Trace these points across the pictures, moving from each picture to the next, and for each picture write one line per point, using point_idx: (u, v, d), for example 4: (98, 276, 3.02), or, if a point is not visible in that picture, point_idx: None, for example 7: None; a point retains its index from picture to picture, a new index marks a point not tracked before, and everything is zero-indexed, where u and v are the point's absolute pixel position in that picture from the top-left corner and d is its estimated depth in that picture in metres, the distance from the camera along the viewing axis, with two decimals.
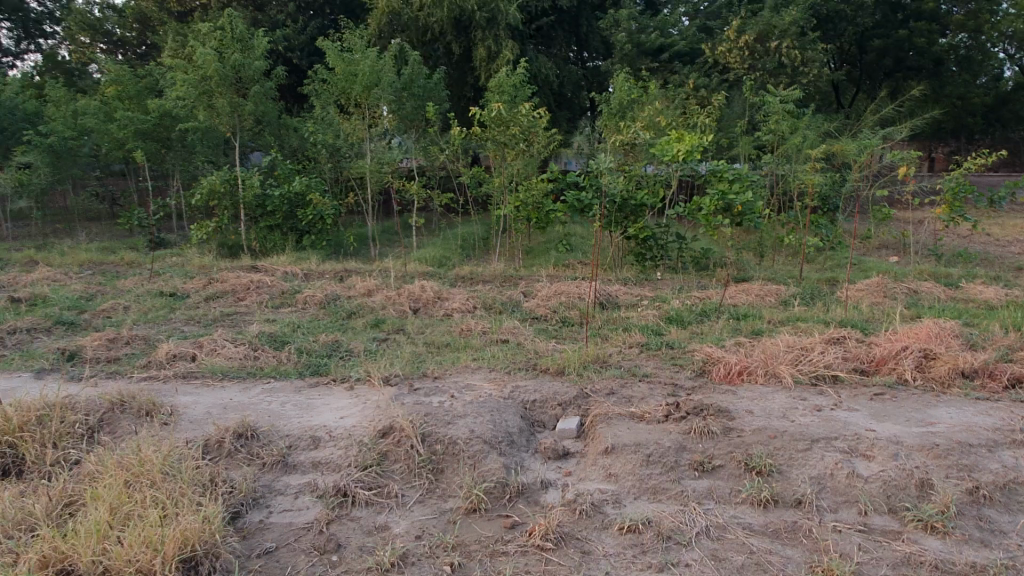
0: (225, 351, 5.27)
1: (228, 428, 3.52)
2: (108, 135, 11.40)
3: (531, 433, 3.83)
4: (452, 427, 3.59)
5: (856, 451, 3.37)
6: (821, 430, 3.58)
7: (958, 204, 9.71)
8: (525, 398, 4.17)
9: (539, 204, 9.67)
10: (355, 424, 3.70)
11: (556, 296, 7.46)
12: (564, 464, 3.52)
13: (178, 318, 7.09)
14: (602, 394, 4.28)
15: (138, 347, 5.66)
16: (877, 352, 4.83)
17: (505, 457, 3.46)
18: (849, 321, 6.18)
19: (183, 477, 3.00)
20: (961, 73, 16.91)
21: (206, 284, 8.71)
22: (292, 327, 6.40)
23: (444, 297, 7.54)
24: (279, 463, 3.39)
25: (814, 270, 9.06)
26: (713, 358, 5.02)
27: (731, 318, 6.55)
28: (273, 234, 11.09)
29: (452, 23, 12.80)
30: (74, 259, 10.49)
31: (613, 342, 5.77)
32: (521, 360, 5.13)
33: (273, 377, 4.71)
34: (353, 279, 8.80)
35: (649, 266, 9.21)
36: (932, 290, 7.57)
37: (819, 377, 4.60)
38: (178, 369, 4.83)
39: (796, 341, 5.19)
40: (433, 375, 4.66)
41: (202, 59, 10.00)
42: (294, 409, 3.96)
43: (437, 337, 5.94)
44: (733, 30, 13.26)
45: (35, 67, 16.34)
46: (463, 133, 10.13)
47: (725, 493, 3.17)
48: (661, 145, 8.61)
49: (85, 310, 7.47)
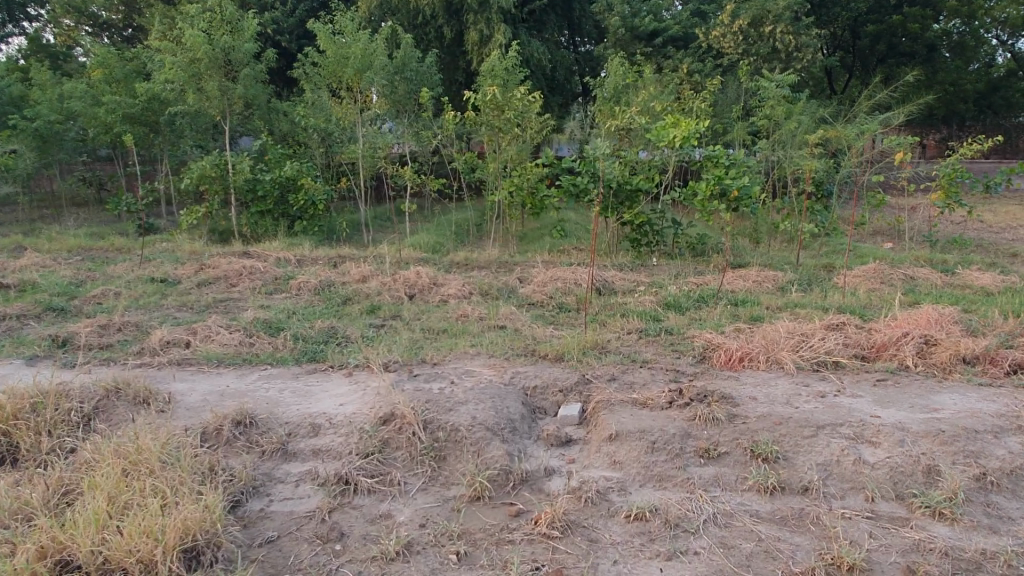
0: (219, 338, 5.20)
1: (226, 416, 3.46)
2: (96, 119, 11.25)
3: (532, 420, 3.79)
4: (453, 413, 3.54)
5: (862, 438, 3.34)
6: (826, 416, 3.56)
7: (954, 191, 9.70)
8: (526, 384, 4.13)
9: (534, 189, 9.60)
10: (355, 411, 3.65)
11: (552, 282, 7.41)
12: (568, 451, 3.49)
13: (170, 304, 7.01)
14: (603, 380, 4.24)
15: (130, 334, 5.59)
16: (878, 338, 4.81)
17: (507, 444, 3.42)
18: (848, 307, 6.17)
19: (182, 465, 2.95)
20: (954, 59, 17.01)
21: (197, 270, 8.61)
22: (287, 313, 6.35)
23: (440, 283, 7.48)
24: (279, 450, 3.34)
25: (810, 256, 9.05)
26: (713, 344, 5.00)
27: (729, 304, 6.54)
28: (265, 220, 11.00)
29: (444, 7, 12.72)
30: (62, 245, 10.36)
31: (611, 328, 5.75)
32: (520, 346, 5.09)
33: (269, 364, 4.65)
34: (347, 264, 8.72)
35: (645, 251, 9.17)
36: (929, 277, 7.56)
37: (820, 363, 4.58)
38: (172, 356, 4.77)
39: (796, 327, 5.17)
40: (432, 361, 4.61)
41: (190, 42, 9.88)
42: (292, 396, 3.90)
43: (434, 323, 5.90)
44: (727, 15, 13.20)
45: (21, 50, 16.07)
46: (457, 117, 10.05)
47: (732, 480, 3.15)
48: (658, 130, 8.54)
49: (75, 296, 7.38)
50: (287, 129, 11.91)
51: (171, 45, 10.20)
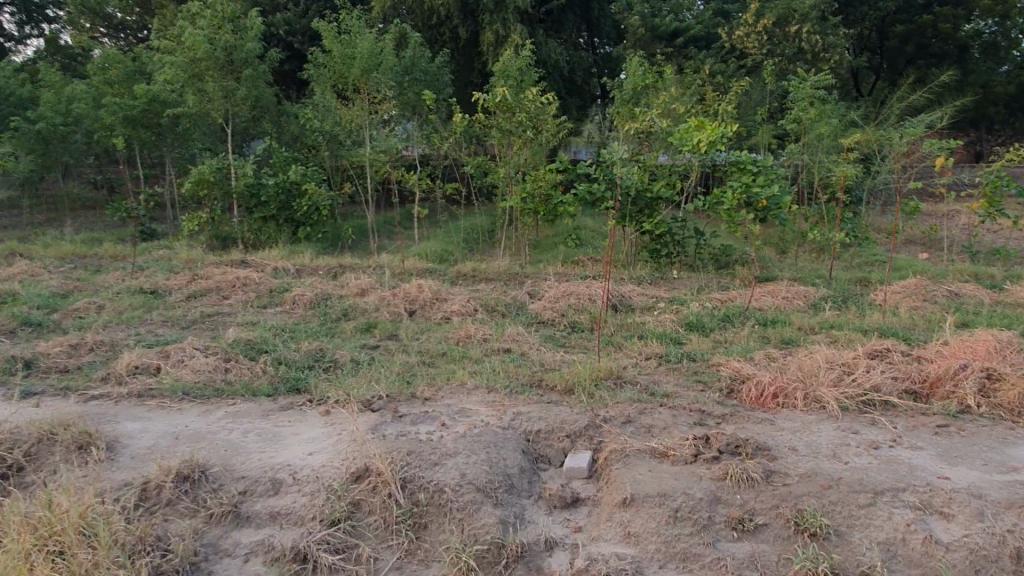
0: (192, 362, 4.68)
1: (169, 469, 2.94)
2: (98, 122, 10.84)
3: (534, 473, 3.24)
4: (438, 469, 3.00)
5: (931, 508, 2.77)
6: (885, 476, 2.97)
7: (997, 200, 8.99)
8: (528, 426, 3.57)
9: (547, 196, 9.01)
10: (325, 463, 3.10)
11: (565, 297, 6.84)
12: (574, 516, 2.93)
13: (155, 318, 6.53)
14: (617, 423, 3.67)
15: (100, 355, 5.13)
16: (932, 370, 4.20)
17: (501, 507, 2.88)
18: (889, 329, 5.59)
19: (102, 543, 2.50)
20: (985, 60, 16.13)
21: (189, 281, 8.12)
22: (275, 330, 5.84)
23: (443, 297, 6.94)
24: (230, 514, 2.82)
25: (843, 269, 8.42)
26: (742, 375, 4.43)
27: (758, 325, 5.95)
28: (269, 226, 10.49)
29: (459, 7, 12.24)
30: (55, 251, 9.95)
31: (627, 353, 5.19)
32: (526, 375, 4.56)
33: (240, 398, 4.14)
34: (347, 275, 8.21)
35: (664, 263, 8.60)
36: (975, 293, 6.92)
37: (866, 402, 3.99)
38: (135, 386, 4.27)
39: (836, 355, 4.57)
40: (423, 397, 4.06)
41: (190, 40, 9.42)
42: (256, 442, 3.37)
43: (432, 346, 5.38)
44: (753, 13, 12.58)
45: (38, 53, 15.81)
46: (466, 119, 9.48)
47: (772, 562, 2.60)
48: (680, 133, 7.90)
49: (57, 309, 6.91)
50: (296, 131, 11.40)
51: (171, 45, 9.77)
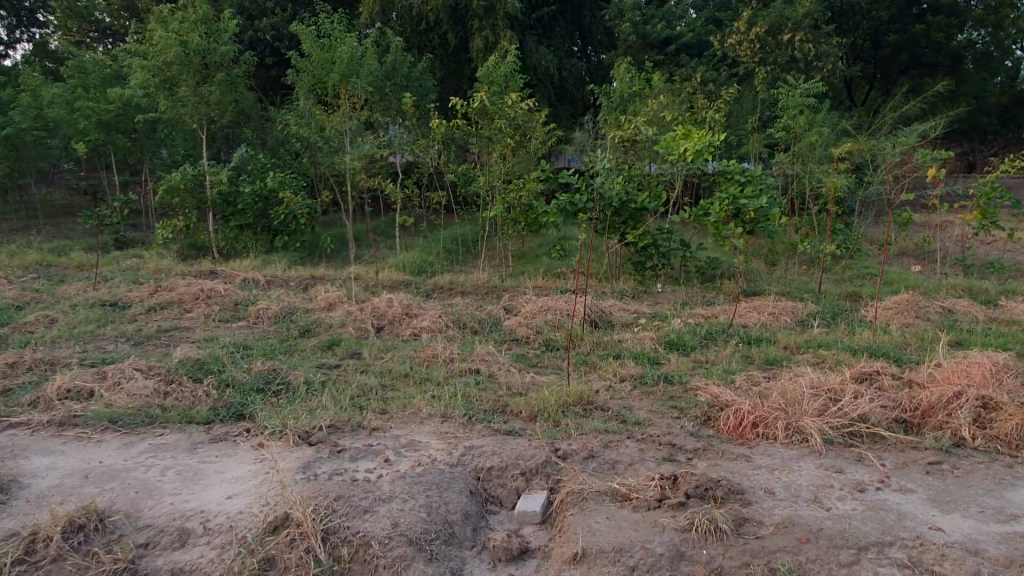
0: (128, 386, 4.31)
1: (62, 518, 2.61)
2: (71, 128, 10.49)
3: (480, 518, 2.90)
4: (368, 518, 2.68)
5: (921, 565, 2.46)
6: (870, 528, 2.64)
7: (991, 211, 8.63)
8: (478, 463, 3.23)
9: (529, 206, 8.67)
10: (243, 509, 2.76)
11: (542, 313, 6.49)
12: (519, 572, 2.59)
13: (108, 333, 6.16)
14: (579, 458, 3.33)
15: (37, 376, 4.77)
16: (924, 397, 3.87)
17: (436, 562, 2.55)
18: (879, 349, 5.26)
19: None
20: (978, 71, 15.84)
21: (152, 293, 7.76)
22: (230, 347, 5.49)
23: (413, 313, 6.58)
24: (125, 572, 2.49)
25: (833, 283, 8.10)
26: (721, 402, 4.10)
27: (741, 344, 5.60)
28: (243, 236, 10.15)
29: (448, 12, 11.95)
30: (18, 260, 9.58)
31: (600, 376, 4.84)
32: (489, 400, 4.21)
33: (171, 427, 3.79)
34: (317, 288, 7.86)
35: (649, 275, 8.27)
36: (970, 310, 6.60)
37: (852, 434, 3.67)
38: (61, 413, 3.91)
39: (821, 378, 4.23)
40: (372, 427, 3.72)
41: (161, 43, 9.06)
42: (174, 481, 3.03)
43: (394, 366, 5.04)
44: (744, 21, 12.25)
45: (25, 56, 15.40)
46: (447, 126, 9.14)
47: None
48: (666, 142, 7.58)
49: (7, 322, 6.54)
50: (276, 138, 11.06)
51: (143, 48, 9.40)
